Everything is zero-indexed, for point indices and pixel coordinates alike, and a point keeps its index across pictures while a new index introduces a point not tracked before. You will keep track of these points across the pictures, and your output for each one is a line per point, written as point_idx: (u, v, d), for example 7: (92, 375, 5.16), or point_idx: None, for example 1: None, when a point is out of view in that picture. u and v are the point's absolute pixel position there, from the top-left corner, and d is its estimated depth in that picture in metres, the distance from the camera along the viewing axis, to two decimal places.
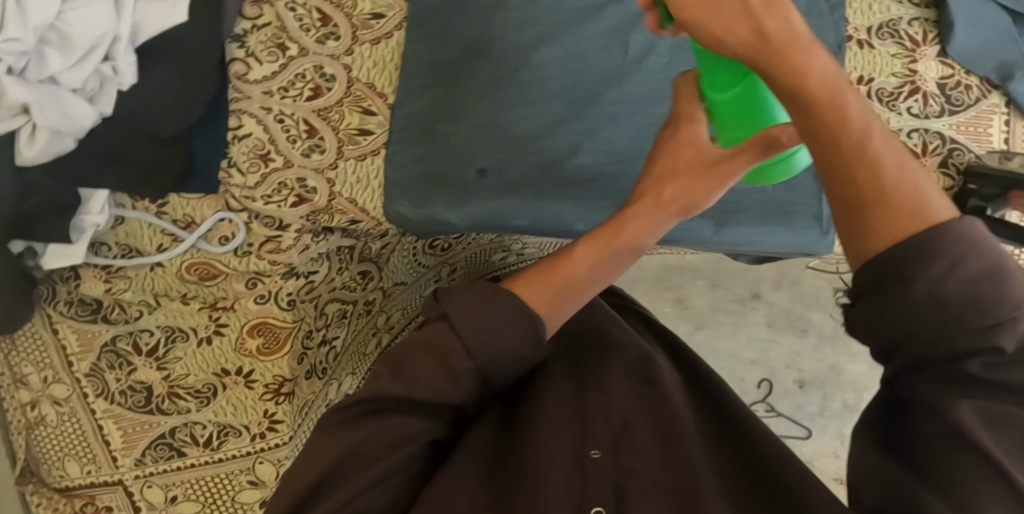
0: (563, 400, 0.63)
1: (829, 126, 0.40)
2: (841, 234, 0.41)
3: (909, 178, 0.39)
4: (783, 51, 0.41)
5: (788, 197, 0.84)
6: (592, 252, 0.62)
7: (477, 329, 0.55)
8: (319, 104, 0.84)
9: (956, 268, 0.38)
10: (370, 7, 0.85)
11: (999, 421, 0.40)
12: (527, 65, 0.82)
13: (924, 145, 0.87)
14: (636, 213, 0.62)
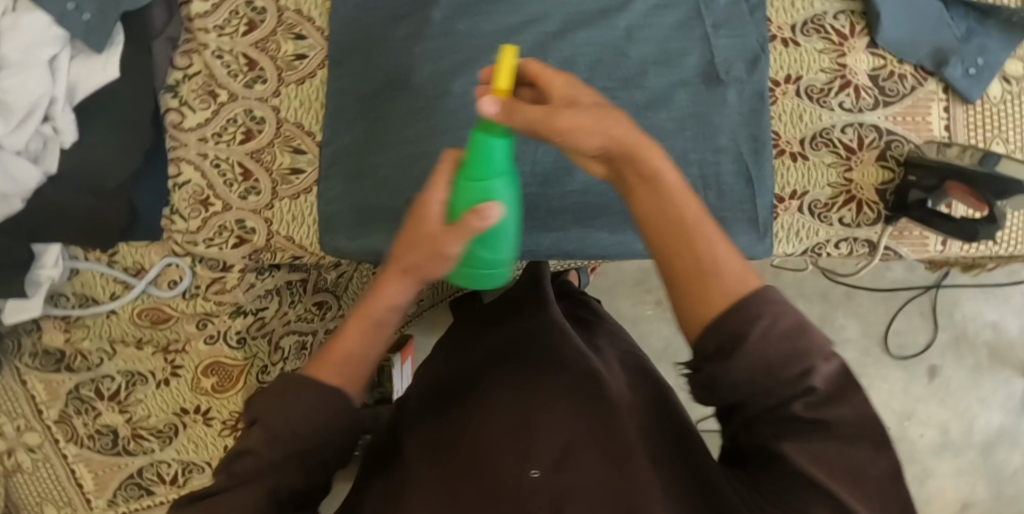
0: (506, 419, 0.61)
1: (676, 216, 0.49)
2: (683, 303, 0.49)
3: (734, 263, 0.48)
4: (638, 153, 0.49)
5: (720, 203, 0.84)
6: (352, 333, 0.55)
7: (284, 414, 0.52)
8: (251, 146, 0.87)
9: (774, 326, 0.46)
10: (293, 48, 0.87)
11: (823, 452, 0.46)
12: (447, 93, 0.82)
13: (859, 139, 0.85)
14: (384, 279, 0.54)
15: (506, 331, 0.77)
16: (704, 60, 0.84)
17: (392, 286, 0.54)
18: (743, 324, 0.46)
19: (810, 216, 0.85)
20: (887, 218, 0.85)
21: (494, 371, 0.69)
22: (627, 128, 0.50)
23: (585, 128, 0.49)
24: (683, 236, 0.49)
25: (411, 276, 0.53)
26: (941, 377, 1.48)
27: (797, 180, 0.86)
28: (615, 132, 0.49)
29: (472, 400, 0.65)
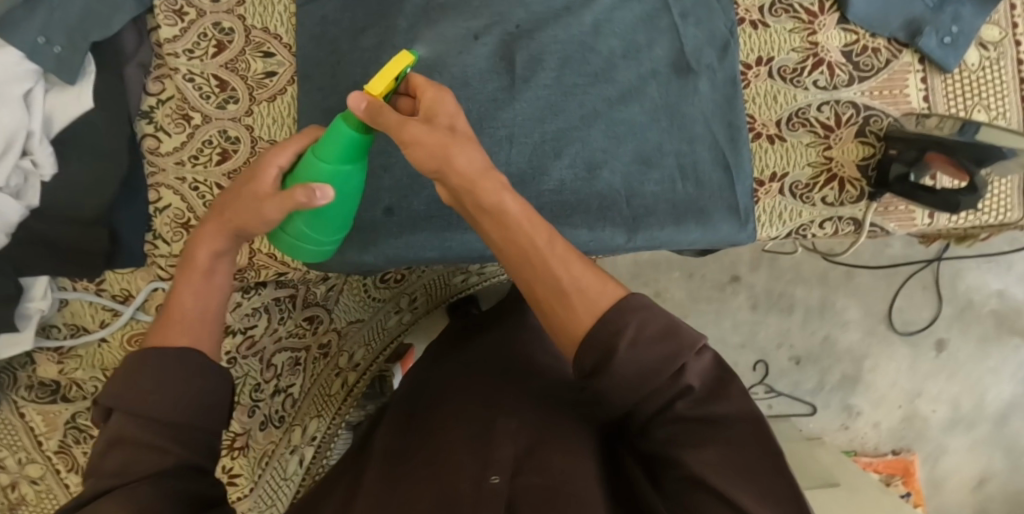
0: (471, 433, 0.59)
1: (530, 246, 0.55)
2: (556, 326, 0.54)
3: (591, 285, 0.54)
4: (473, 185, 0.54)
5: (698, 191, 0.83)
6: (190, 288, 0.58)
7: (153, 394, 0.53)
8: (228, 167, 0.87)
9: (639, 333, 0.52)
10: (262, 66, 0.87)
11: (706, 444, 0.52)
12: None
13: (836, 116, 0.84)
14: (202, 228, 0.60)
15: (474, 356, 0.77)
16: (672, 49, 0.84)
17: (211, 231, 0.59)
18: (614, 335, 0.51)
19: (792, 198, 0.84)
20: (871, 193, 0.84)
21: (460, 393, 0.68)
22: (479, 154, 0.54)
23: (429, 147, 0.53)
24: (541, 265, 0.54)
25: (233, 225, 0.58)
26: (949, 350, 1.50)
27: (776, 161, 0.85)
28: (453, 163, 0.53)
29: (440, 419, 0.64)
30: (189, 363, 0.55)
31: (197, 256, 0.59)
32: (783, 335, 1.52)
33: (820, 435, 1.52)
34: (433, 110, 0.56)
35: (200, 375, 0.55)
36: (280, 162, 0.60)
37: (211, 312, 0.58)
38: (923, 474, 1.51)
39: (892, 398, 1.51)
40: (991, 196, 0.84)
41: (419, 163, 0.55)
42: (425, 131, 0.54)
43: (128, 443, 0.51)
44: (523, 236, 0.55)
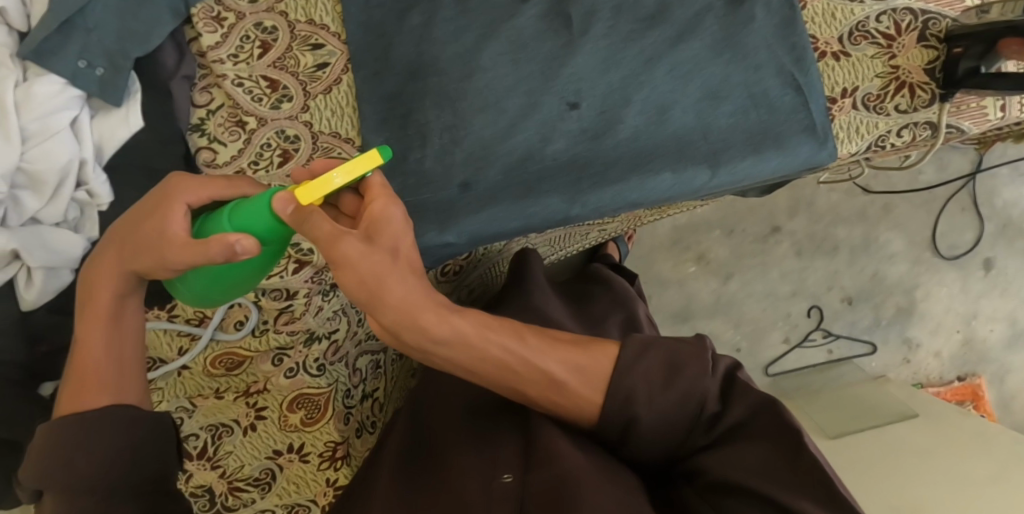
0: (473, 442, 0.67)
1: (500, 358, 0.61)
2: (563, 410, 0.63)
3: (569, 367, 0.62)
4: (416, 311, 0.56)
5: (773, 118, 0.82)
6: (97, 335, 0.57)
7: (62, 467, 0.51)
8: (290, 167, 0.83)
9: (644, 397, 0.61)
10: (312, 59, 0.84)
11: (731, 442, 0.60)
12: (476, 70, 0.82)
13: (896, 25, 0.84)
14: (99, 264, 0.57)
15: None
16: None
17: (107, 272, 0.56)
18: (627, 406, 0.61)
19: (867, 111, 0.84)
20: (941, 95, 0.83)
21: (456, 397, 0.75)
22: (411, 282, 0.55)
23: (356, 274, 0.52)
24: (512, 371, 0.62)
25: (127, 278, 0.57)
26: (997, 267, 1.53)
27: (845, 77, 0.84)
28: (385, 291, 0.54)
29: (438, 429, 0.72)
30: (92, 423, 0.53)
31: (98, 297, 0.57)
32: (833, 277, 1.53)
33: (884, 372, 1.52)
34: (376, 224, 0.52)
35: (122, 419, 0.54)
36: (188, 198, 0.55)
37: (123, 361, 0.57)
38: (992, 397, 1.53)
39: (949, 324, 1.53)
40: None
41: (344, 279, 0.53)
42: (350, 247, 0.51)
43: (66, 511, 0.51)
44: (490, 350, 0.61)
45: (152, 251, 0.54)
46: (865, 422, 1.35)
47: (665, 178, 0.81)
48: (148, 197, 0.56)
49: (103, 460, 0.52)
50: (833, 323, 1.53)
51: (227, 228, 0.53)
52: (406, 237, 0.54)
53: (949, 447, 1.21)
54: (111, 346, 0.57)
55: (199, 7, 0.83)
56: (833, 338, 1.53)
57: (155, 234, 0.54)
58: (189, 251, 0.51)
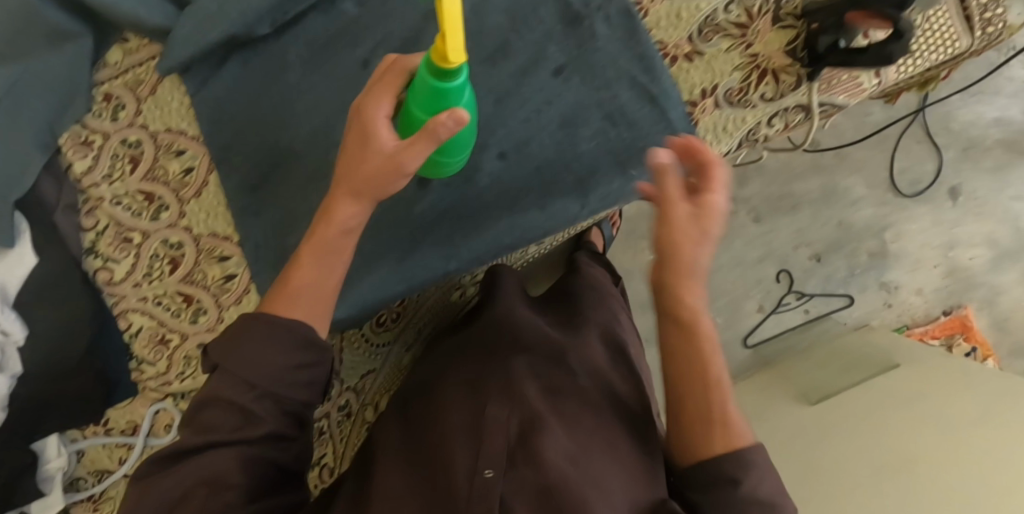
0: (466, 416, 0.68)
1: (694, 363, 0.63)
2: (698, 441, 0.62)
3: (726, 408, 0.62)
4: (676, 291, 0.62)
5: (635, 134, 0.80)
6: (315, 256, 0.63)
7: (239, 363, 0.59)
8: (180, 273, 0.86)
9: (761, 483, 0.59)
10: (178, 165, 0.85)
11: None
12: (329, 147, 0.82)
13: (747, 12, 0.81)
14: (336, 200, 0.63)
15: (489, 337, 0.81)
16: (558, 5, 0.80)
17: (342, 195, 0.63)
18: (739, 472, 0.59)
19: (731, 108, 0.81)
20: (808, 73, 0.80)
21: (462, 382, 0.74)
22: (704, 249, 0.61)
23: (673, 228, 0.60)
24: (710, 387, 0.62)
25: (353, 192, 0.62)
26: (966, 193, 1.49)
27: (702, 77, 0.81)
28: (678, 252, 0.60)
29: (443, 398, 0.72)
30: (278, 342, 0.59)
31: (339, 213, 0.63)
32: (799, 236, 1.49)
33: (866, 320, 1.51)
34: (708, 208, 0.61)
35: (295, 354, 0.60)
36: (381, 111, 0.62)
37: (324, 287, 0.64)
38: (981, 323, 1.53)
39: (926, 260, 1.51)
40: (931, 31, 0.84)
41: (652, 228, 0.62)
42: (673, 222, 0.60)
43: (235, 409, 0.58)
44: (705, 354, 0.63)
45: (372, 174, 0.61)
46: (848, 380, 1.34)
47: (534, 215, 0.80)
48: (350, 121, 0.64)
49: (272, 371, 0.59)
50: (805, 282, 1.50)
51: (426, 116, 0.61)
52: (697, 236, 0.60)
53: (940, 402, 1.19)
54: (326, 271, 0.64)
55: (66, 136, 0.85)
56: (808, 297, 1.50)
57: (371, 152, 0.61)
58: (416, 148, 0.59)
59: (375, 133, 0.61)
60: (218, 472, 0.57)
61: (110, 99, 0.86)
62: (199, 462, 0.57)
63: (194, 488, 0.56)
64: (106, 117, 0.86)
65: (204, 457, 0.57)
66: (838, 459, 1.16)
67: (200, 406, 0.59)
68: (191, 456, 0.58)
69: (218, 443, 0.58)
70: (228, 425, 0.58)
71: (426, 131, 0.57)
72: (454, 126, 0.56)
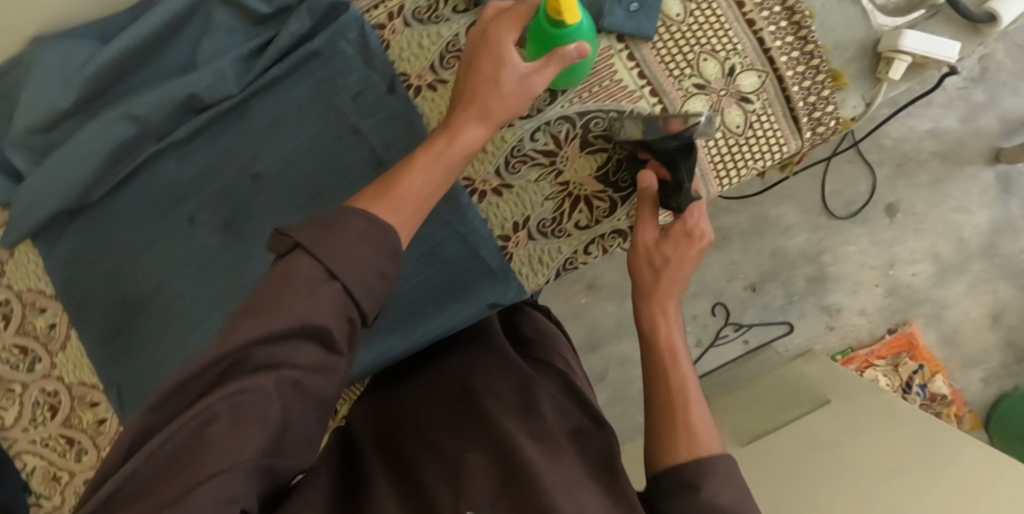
0: (442, 466, 0.62)
1: (665, 353, 0.69)
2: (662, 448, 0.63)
3: (698, 417, 0.64)
4: (642, 299, 0.73)
5: (453, 271, 0.82)
6: (428, 164, 0.62)
7: (335, 253, 0.54)
8: (60, 417, 0.92)
9: (730, 481, 0.59)
10: (43, 321, 0.91)
11: None
12: (174, 298, 0.87)
13: (555, 138, 0.79)
14: (463, 123, 0.65)
15: (461, 371, 0.76)
16: (369, 151, 0.82)
17: (471, 119, 0.65)
18: (700, 480, 0.59)
19: (545, 239, 0.81)
20: (621, 197, 0.81)
21: (444, 422, 0.69)
22: (677, 289, 0.73)
23: (647, 252, 0.75)
24: (678, 393, 0.65)
25: (493, 119, 0.65)
26: (903, 210, 1.46)
27: (513, 209, 0.81)
28: (649, 283, 0.74)
29: (417, 442, 0.67)
30: (375, 245, 0.55)
31: (468, 128, 0.65)
32: (731, 268, 1.46)
33: (810, 346, 1.49)
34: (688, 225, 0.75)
35: (376, 259, 0.55)
36: (507, 38, 0.67)
37: (426, 205, 0.61)
38: (930, 339, 1.50)
39: (867, 280, 1.48)
40: (756, 137, 0.81)
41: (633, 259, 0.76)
42: (639, 252, 0.76)
43: (307, 291, 0.52)
44: (676, 367, 0.67)
45: (513, 95, 0.66)
46: (777, 420, 1.32)
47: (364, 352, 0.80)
48: (475, 42, 0.68)
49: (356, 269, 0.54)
50: (742, 313, 1.47)
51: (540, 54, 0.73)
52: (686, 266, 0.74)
53: (879, 437, 1.17)
54: (434, 182, 0.62)
55: None
56: (747, 328, 1.48)
57: (505, 75, 0.66)
58: (522, 92, 0.66)
59: (509, 57, 0.66)
60: (239, 409, 0.50)
61: None
62: (233, 395, 0.50)
63: (211, 419, 0.49)
64: None
65: (236, 387, 0.50)
66: (771, 503, 1.14)
67: (262, 294, 0.53)
68: (241, 376, 0.51)
69: (271, 345, 0.52)
70: (284, 315, 0.51)
71: (555, 58, 0.65)
72: (577, 57, 0.64)
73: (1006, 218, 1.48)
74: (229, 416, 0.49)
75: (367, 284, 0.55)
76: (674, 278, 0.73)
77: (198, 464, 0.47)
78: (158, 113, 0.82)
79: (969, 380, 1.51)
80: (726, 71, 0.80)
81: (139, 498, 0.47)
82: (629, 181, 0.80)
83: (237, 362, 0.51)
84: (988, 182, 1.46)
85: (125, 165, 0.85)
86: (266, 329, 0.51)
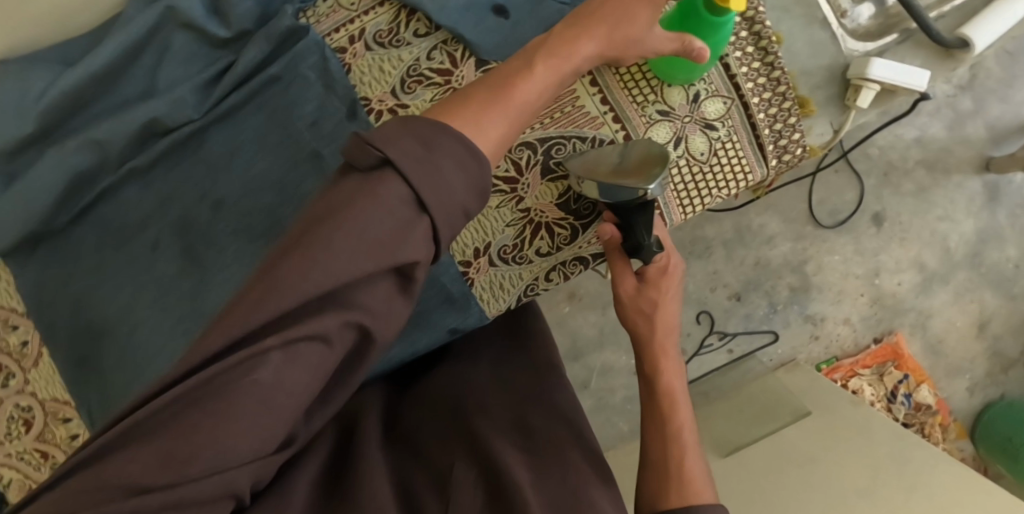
0: (436, 483, 0.65)
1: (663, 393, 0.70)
2: (654, 496, 0.63)
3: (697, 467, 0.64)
4: (637, 332, 0.74)
5: None
6: (548, 73, 0.62)
7: (430, 179, 0.50)
8: (34, 432, 0.93)
9: None
10: (17, 337, 0.93)
11: None
12: (134, 326, 0.86)
13: (515, 165, 0.79)
14: (579, 43, 0.65)
15: (460, 386, 0.79)
16: (322, 175, 0.81)
17: (587, 47, 0.66)
18: None
19: (506, 265, 0.81)
20: (581, 224, 0.80)
21: (441, 435, 0.73)
22: (674, 329, 0.74)
23: (639, 287, 0.75)
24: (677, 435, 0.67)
25: (574, 64, 0.65)
26: (889, 219, 1.45)
27: (474, 235, 0.80)
28: (643, 318, 0.74)
29: (416, 454, 0.70)
30: (475, 155, 0.53)
31: (574, 62, 0.65)
32: (713, 277, 1.46)
33: (793, 355, 1.48)
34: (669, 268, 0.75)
35: (466, 196, 0.52)
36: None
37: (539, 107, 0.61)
38: (914, 349, 1.49)
39: (852, 289, 1.47)
40: (721, 164, 0.80)
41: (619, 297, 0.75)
42: (621, 295, 0.75)
43: (394, 236, 0.49)
44: (675, 417, 0.68)
45: (632, 47, 0.69)
46: (755, 432, 1.32)
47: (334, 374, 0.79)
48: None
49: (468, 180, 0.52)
50: (726, 323, 1.47)
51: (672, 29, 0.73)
52: (672, 308, 0.74)
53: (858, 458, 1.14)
54: (548, 94, 0.62)
55: None
56: (730, 337, 1.47)
57: (633, 27, 0.68)
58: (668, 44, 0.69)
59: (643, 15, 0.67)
60: (290, 366, 0.46)
61: None
62: (289, 347, 0.46)
63: (263, 358, 0.45)
64: None
65: (292, 335, 0.46)
66: None
67: (347, 203, 0.49)
68: (303, 319, 0.47)
69: (343, 291, 0.48)
70: (368, 247, 0.48)
71: (683, 44, 0.69)
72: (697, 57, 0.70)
73: (993, 227, 1.47)
74: (273, 371, 0.46)
75: (449, 219, 0.52)
76: (668, 317, 0.74)
77: (225, 418, 0.45)
78: (116, 140, 0.82)
79: (954, 389, 1.50)
80: (691, 97, 0.79)
81: (156, 439, 0.44)
82: (590, 209, 0.80)
83: (305, 303, 0.47)
84: (975, 191, 1.45)
85: (88, 192, 0.86)
86: (338, 276, 0.47)
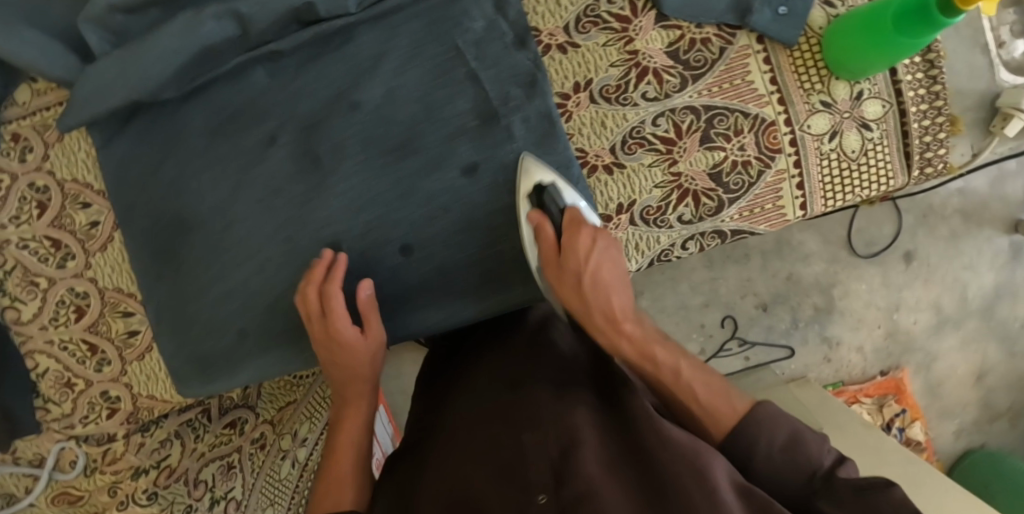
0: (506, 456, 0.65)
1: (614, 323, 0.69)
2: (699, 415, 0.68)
3: (703, 374, 0.69)
4: (566, 289, 0.70)
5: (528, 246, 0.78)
6: (372, 355, 0.78)
7: None
8: (86, 321, 0.85)
9: (776, 440, 0.64)
10: (84, 217, 0.84)
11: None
12: (229, 221, 0.79)
13: (676, 127, 0.78)
14: (367, 348, 0.77)
15: (490, 371, 0.78)
16: (476, 98, 0.76)
17: (374, 357, 0.78)
18: (750, 440, 0.65)
19: (647, 226, 0.80)
20: (728, 199, 0.80)
21: (476, 418, 0.72)
22: (613, 270, 0.69)
23: (569, 248, 0.69)
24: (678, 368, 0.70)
25: (366, 374, 0.79)
26: (919, 258, 1.50)
27: (619, 190, 0.79)
28: (574, 272, 0.69)
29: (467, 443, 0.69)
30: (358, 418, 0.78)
31: (359, 368, 0.78)
32: (745, 285, 1.48)
33: (804, 373, 1.50)
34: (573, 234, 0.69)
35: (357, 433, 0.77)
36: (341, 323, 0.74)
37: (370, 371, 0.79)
38: (915, 386, 1.54)
39: (870, 320, 1.51)
40: (868, 165, 0.81)
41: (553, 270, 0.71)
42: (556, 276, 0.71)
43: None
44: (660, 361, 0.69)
45: (363, 372, 0.78)
46: None
47: (463, 307, 0.80)
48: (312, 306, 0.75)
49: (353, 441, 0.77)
50: (749, 331, 1.49)
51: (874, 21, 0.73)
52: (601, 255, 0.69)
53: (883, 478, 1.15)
54: (367, 384, 0.79)
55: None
56: (750, 345, 1.49)
57: (355, 351, 0.76)
58: (369, 359, 0.78)
59: (349, 342, 0.75)
60: None
61: (18, 140, 0.84)
62: None
63: None
64: (13, 157, 0.84)
65: None
66: None
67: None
68: None
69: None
70: None
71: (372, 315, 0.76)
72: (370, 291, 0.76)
73: (1009, 284, 1.53)
74: None
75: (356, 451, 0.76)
76: (606, 256, 0.69)
77: None
78: (260, 17, 0.76)
79: (942, 430, 1.56)
80: (854, 94, 0.79)
81: None
82: (741, 185, 0.79)
83: None
84: (1000, 247, 1.51)
85: (206, 71, 0.79)
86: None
